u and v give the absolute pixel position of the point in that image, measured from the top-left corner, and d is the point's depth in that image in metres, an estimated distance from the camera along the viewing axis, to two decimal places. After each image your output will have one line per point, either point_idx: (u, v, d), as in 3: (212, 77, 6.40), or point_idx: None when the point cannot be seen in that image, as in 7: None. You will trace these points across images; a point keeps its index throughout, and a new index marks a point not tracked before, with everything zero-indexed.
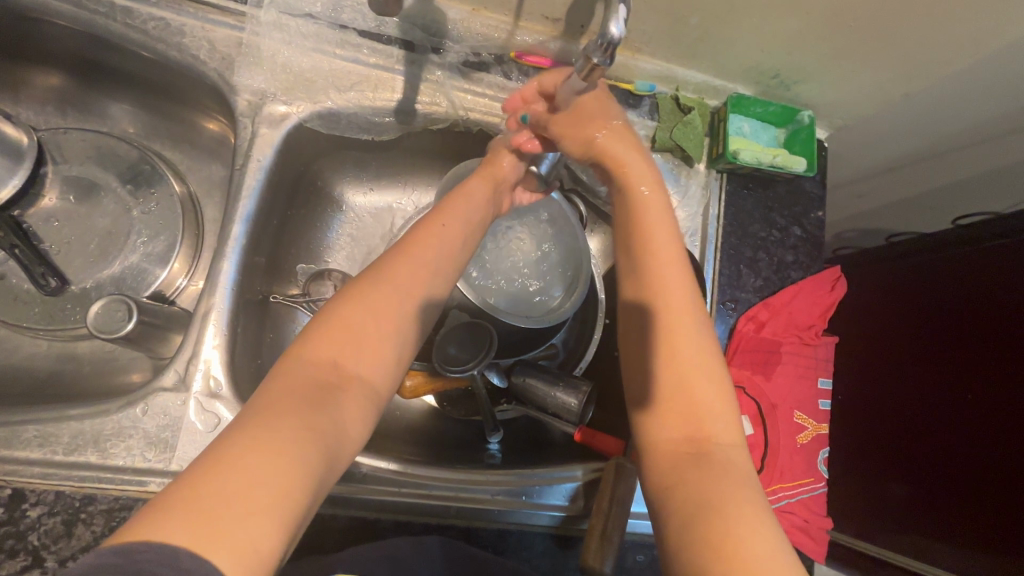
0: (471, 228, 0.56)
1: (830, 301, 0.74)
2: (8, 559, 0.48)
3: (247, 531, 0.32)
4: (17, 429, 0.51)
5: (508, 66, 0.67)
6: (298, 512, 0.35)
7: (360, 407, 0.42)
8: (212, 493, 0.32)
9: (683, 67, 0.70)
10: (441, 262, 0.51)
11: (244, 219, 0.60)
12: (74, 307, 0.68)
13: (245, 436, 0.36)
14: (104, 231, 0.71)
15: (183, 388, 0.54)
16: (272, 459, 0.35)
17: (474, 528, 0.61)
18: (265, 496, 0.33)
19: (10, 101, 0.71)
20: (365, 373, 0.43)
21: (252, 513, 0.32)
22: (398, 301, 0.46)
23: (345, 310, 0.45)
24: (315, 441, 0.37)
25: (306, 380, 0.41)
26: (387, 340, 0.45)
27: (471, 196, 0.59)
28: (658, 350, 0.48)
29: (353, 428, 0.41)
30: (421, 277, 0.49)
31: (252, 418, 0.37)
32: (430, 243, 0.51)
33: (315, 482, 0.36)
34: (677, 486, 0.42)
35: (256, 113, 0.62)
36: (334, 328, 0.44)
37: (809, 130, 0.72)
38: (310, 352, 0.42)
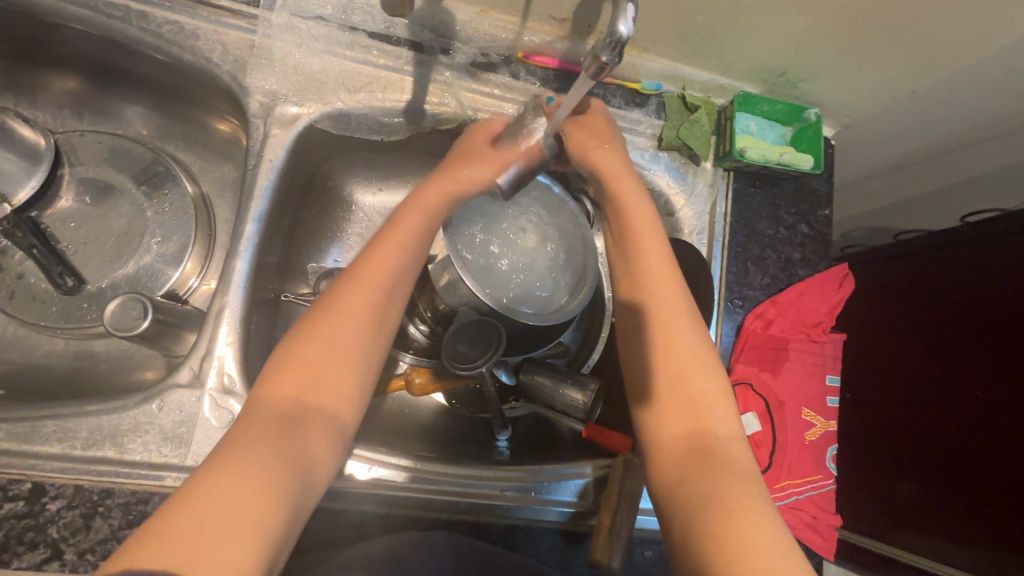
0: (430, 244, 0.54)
1: (837, 298, 0.74)
2: (29, 551, 0.49)
3: (222, 567, 0.33)
4: (36, 425, 0.52)
5: (515, 67, 0.67)
6: (271, 544, 0.36)
7: (328, 435, 0.44)
8: (183, 530, 0.34)
9: (690, 66, 0.70)
10: (398, 282, 0.50)
11: (257, 219, 0.61)
12: (90, 306, 0.69)
13: (212, 475, 0.36)
14: (119, 231, 0.72)
15: (198, 385, 0.55)
16: (238, 499, 0.36)
17: (484, 523, 0.62)
18: (234, 535, 0.34)
19: (28, 104, 0.73)
20: (331, 403, 0.44)
21: (225, 551, 0.34)
22: (355, 328, 0.46)
23: (309, 338, 0.45)
24: (283, 476, 0.39)
25: (269, 417, 0.41)
26: (349, 368, 0.45)
27: (424, 206, 0.55)
28: (660, 349, 0.49)
29: (322, 457, 0.43)
30: (376, 300, 0.48)
31: (218, 458, 0.38)
32: (384, 264, 0.49)
33: (285, 511, 0.38)
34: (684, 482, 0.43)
35: (268, 114, 0.63)
36: (294, 361, 0.44)
37: (817, 128, 0.72)
38: (273, 388, 0.43)
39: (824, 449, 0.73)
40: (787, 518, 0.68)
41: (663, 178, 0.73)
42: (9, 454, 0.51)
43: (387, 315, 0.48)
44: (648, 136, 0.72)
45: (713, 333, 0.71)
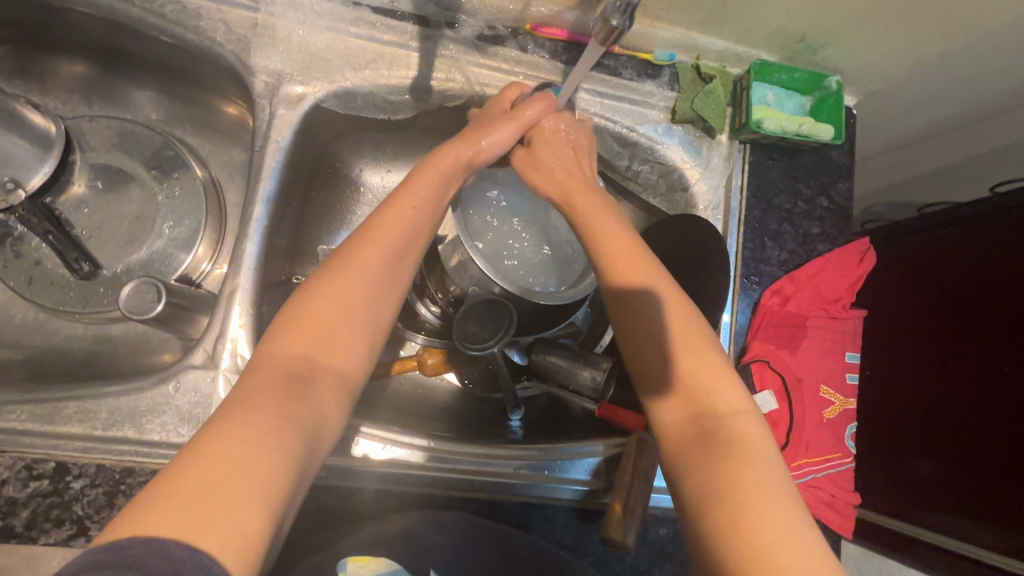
0: (443, 204, 0.53)
1: (859, 273, 0.72)
2: (55, 527, 0.50)
3: (232, 518, 0.32)
4: (57, 406, 0.53)
5: (524, 39, 0.66)
6: (281, 499, 0.35)
7: (337, 393, 0.43)
8: (194, 484, 0.33)
9: (705, 34, 0.67)
10: (410, 242, 0.49)
11: (266, 200, 0.61)
12: (106, 291, 0.70)
13: (219, 433, 0.36)
14: (131, 216, 0.72)
15: (212, 366, 0.56)
16: (248, 448, 0.35)
17: (497, 502, 0.62)
18: (244, 486, 0.34)
19: (38, 90, 0.73)
20: (339, 360, 0.43)
21: (236, 502, 0.33)
22: (364, 288, 0.45)
23: (313, 296, 0.44)
24: (294, 433, 0.38)
25: (279, 374, 0.40)
26: (359, 328, 0.44)
27: (435, 165, 0.53)
28: (660, 344, 0.47)
29: (331, 417, 0.42)
30: (388, 259, 0.47)
31: (228, 413, 0.37)
32: (395, 222, 0.48)
33: (296, 467, 0.37)
34: (699, 473, 0.41)
35: (274, 94, 0.62)
36: (303, 320, 0.43)
37: (838, 96, 0.70)
38: (280, 348, 0.42)
39: (844, 427, 0.71)
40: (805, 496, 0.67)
41: (676, 151, 0.71)
42: (32, 435, 0.52)
43: (395, 273, 0.47)
44: (661, 108, 0.70)
45: (728, 312, 0.69)
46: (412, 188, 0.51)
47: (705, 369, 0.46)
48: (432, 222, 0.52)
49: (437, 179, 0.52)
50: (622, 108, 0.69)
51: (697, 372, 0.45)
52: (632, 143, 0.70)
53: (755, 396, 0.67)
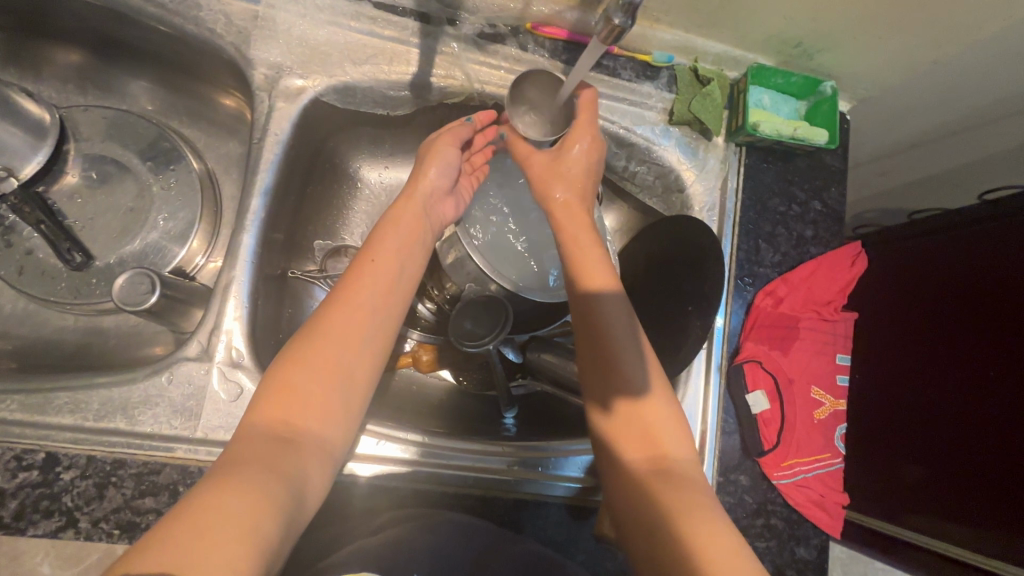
0: (412, 256, 0.55)
1: (849, 277, 0.73)
2: (44, 519, 0.50)
3: (225, 560, 0.32)
4: (48, 396, 0.52)
5: (523, 38, 0.66)
6: (270, 550, 0.35)
7: (319, 459, 0.44)
8: (186, 533, 0.33)
9: (702, 37, 0.68)
10: (382, 303, 0.50)
11: (263, 193, 0.60)
12: (98, 282, 0.69)
13: (208, 490, 0.36)
14: (126, 207, 0.72)
15: (206, 358, 0.55)
16: (238, 501, 0.35)
17: (491, 497, 0.62)
18: (234, 534, 0.34)
19: (32, 79, 0.72)
20: (318, 426, 0.44)
21: (225, 550, 0.33)
22: (340, 347, 0.47)
23: (292, 364, 0.45)
24: (281, 486, 0.39)
25: (262, 436, 0.42)
26: (337, 389, 0.46)
27: (404, 219, 0.57)
28: (630, 377, 0.52)
29: (314, 478, 0.43)
30: (364, 318, 0.49)
31: (217, 473, 0.38)
32: (366, 284, 0.50)
33: (283, 520, 0.37)
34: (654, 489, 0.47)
35: (273, 87, 0.62)
36: (281, 386, 0.44)
37: (832, 102, 0.71)
38: (262, 416, 0.43)
39: (833, 428, 0.72)
40: (795, 495, 0.67)
41: (673, 153, 0.71)
42: (22, 425, 0.51)
43: (372, 334, 0.49)
44: (658, 110, 0.71)
45: (722, 311, 0.70)
46: (378, 252, 0.53)
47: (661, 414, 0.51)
48: (405, 283, 0.53)
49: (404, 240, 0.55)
50: (621, 108, 0.70)
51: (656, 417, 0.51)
52: (629, 144, 0.71)
53: (747, 396, 0.68)
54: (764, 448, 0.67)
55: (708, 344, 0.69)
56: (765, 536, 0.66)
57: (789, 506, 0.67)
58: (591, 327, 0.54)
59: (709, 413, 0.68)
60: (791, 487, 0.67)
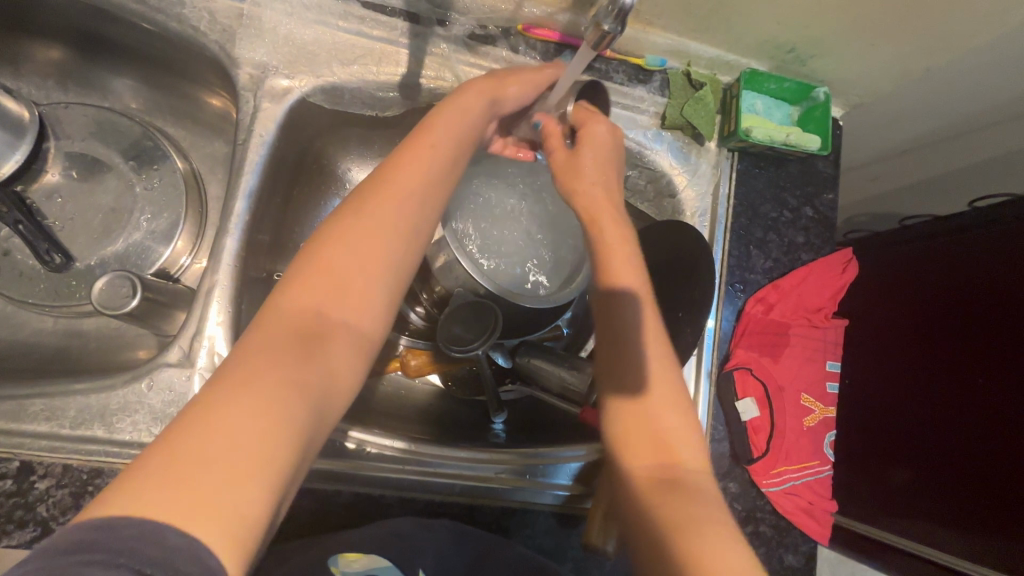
0: (463, 159, 0.51)
1: (840, 284, 0.73)
2: (18, 529, 0.49)
3: (235, 485, 0.31)
4: (23, 403, 0.51)
5: (515, 40, 0.65)
6: (283, 477, 0.33)
7: (351, 354, 0.41)
8: (199, 445, 0.31)
9: (695, 41, 0.68)
10: (425, 199, 0.47)
11: (247, 195, 0.59)
12: (79, 284, 0.68)
13: (227, 391, 0.34)
14: (108, 207, 0.70)
15: (188, 364, 0.54)
16: (258, 414, 0.34)
17: (477, 506, 0.61)
18: (249, 453, 0.32)
19: (11, 75, 0.71)
20: (352, 319, 0.42)
21: (239, 469, 0.31)
22: (364, 255, 0.43)
23: (326, 254, 0.42)
24: (298, 405, 0.36)
25: (294, 324, 0.40)
26: (374, 289, 0.43)
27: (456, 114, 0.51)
28: (635, 370, 0.49)
29: (344, 378, 0.41)
30: (390, 224, 0.45)
31: (228, 380, 0.35)
32: (399, 189, 0.46)
33: (303, 435, 0.36)
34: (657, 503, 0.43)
35: (258, 87, 0.61)
36: (316, 273, 0.42)
37: (825, 108, 0.70)
38: (295, 302, 0.41)
39: (823, 435, 0.72)
40: (783, 503, 0.67)
41: (665, 158, 0.71)
42: None
43: (411, 235, 0.45)
44: (651, 114, 0.70)
45: (713, 317, 0.69)
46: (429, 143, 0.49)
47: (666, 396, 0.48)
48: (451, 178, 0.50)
49: (454, 140, 0.49)
50: (614, 112, 0.69)
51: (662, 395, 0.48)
52: (622, 148, 0.70)
53: (738, 403, 0.67)
54: (753, 455, 0.66)
55: (699, 350, 0.68)
56: (753, 543, 0.66)
57: (778, 513, 0.67)
58: (606, 320, 0.51)
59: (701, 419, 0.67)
60: (779, 494, 0.67)
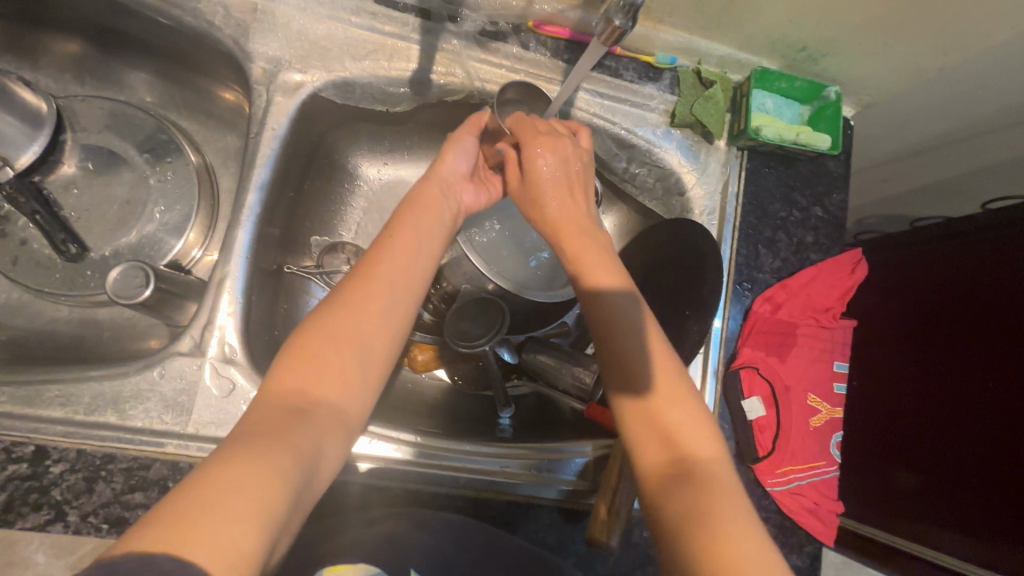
0: (437, 234, 0.54)
1: (850, 285, 0.73)
2: (32, 512, 0.50)
3: (228, 538, 0.31)
4: (39, 388, 0.52)
5: (525, 36, 0.65)
6: (278, 527, 0.34)
7: (336, 427, 0.42)
8: (195, 505, 0.32)
9: (706, 39, 0.68)
10: (406, 274, 0.49)
11: (259, 187, 0.60)
12: (93, 274, 0.69)
13: (221, 460, 0.35)
14: (122, 199, 0.71)
15: (199, 353, 0.55)
16: (249, 475, 0.35)
17: (482, 499, 0.61)
18: (242, 509, 0.33)
19: (30, 68, 0.72)
20: (335, 395, 0.43)
21: (233, 527, 0.32)
22: (361, 318, 0.46)
23: (310, 336, 0.44)
24: (293, 460, 0.38)
25: (279, 404, 0.41)
26: (356, 357, 0.45)
27: (424, 199, 0.55)
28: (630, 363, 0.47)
29: (330, 450, 0.41)
30: (385, 291, 0.48)
31: (228, 443, 0.37)
32: (379, 270, 0.48)
33: (293, 496, 0.36)
34: (671, 501, 0.41)
35: (271, 81, 0.61)
36: (301, 355, 0.43)
37: (836, 107, 0.70)
38: (281, 384, 0.42)
39: (829, 435, 0.71)
40: (788, 503, 0.66)
41: (674, 155, 0.71)
42: (13, 417, 0.51)
43: (393, 304, 0.48)
44: (660, 112, 0.70)
45: (720, 316, 0.69)
46: (405, 222, 0.52)
47: (677, 403, 0.46)
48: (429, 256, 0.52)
49: (423, 227, 0.53)
50: (622, 109, 0.69)
51: (674, 401, 0.46)
52: (630, 145, 0.70)
53: (743, 402, 0.67)
54: (758, 455, 0.66)
55: (705, 349, 0.68)
56: None
57: (783, 513, 0.66)
58: (596, 318, 0.49)
59: None
60: (784, 494, 0.66)
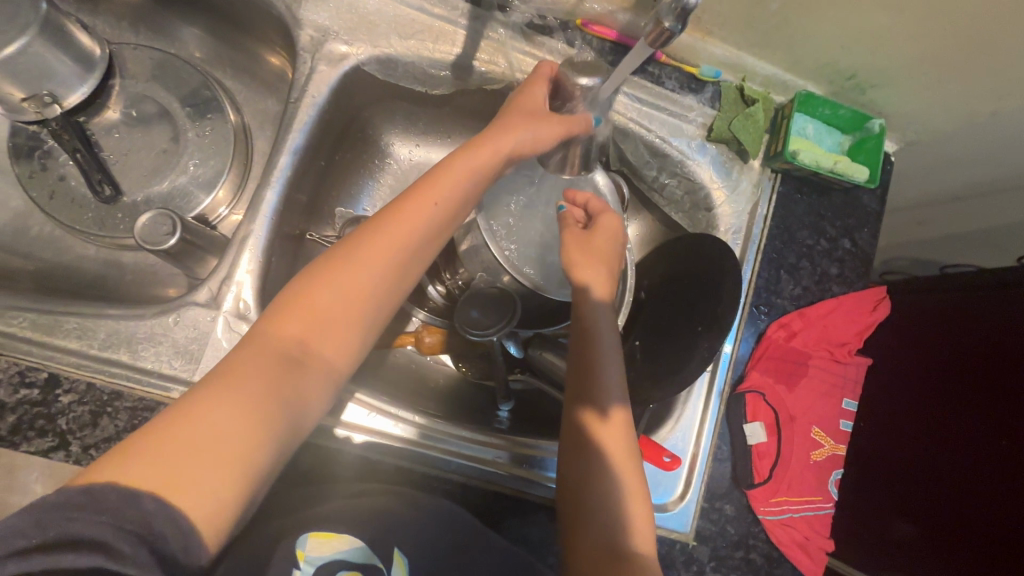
0: (469, 198, 0.53)
1: (869, 322, 0.71)
2: (38, 437, 0.51)
3: (200, 483, 0.35)
4: (58, 319, 0.53)
5: (572, 33, 0.66)
6: (252, 474, 0.38)
7: (324, 377, 0.44)
8: (169, 445, 0.35)
9: (753, 55, 0.67)
10: (423, 238, 0.49)
11: (292, 151, 0.61)
12: (124, 218, 0.71)
13: (203, 399, 0.38)
14: (160, 149, 0.73)
15: (214, 306, 0.56)
16: (227, 422, 0.37)
17: (471, 486, 0.61)
18: (217, 456, 0.36)
19: (89, 12, 0.74)
20: (331, 346, 0.44)
21: (205, 472, 0.35)
22: (367, 276, 0.46)
23: (316, 284, 0.45)
24: (274, 411, 0.40)
25: (275, 345, 0.42)
26: (355, 316, 0.45)
27: (469, 156, 0.52)
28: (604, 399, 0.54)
29: (317, 399, 0.44)
30: (395, 252, 0.48)
31: (214, 381, 0.39)
32: (397, 229, 0.48)
33: (269, 444, 0.39)
34: (593, 526, 0.52)
35: (317, 49, 0.62)
36: (301, 302, 0.44)
37: (878, 140, 0.69)
38: (278, 326, 0.43)
39: (829, 471, 0.70)
40: (779, 534, 0.65)
41: (706, 170, 0.70)
42: (30, 344, 0.52)
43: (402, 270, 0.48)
44: (698, 124, 0.69)
45: (733, 337, 0.68)
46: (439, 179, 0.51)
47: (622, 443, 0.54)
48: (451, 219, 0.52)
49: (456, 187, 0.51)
50: (660, 117, 0.68)
51: (620, 441, 0.54)
52: (663, 154, 0.69)
53: (745, 426, 0.66)
54: (754, 481, 0.64)
55: (713, 369, 0.67)
56: (742, 569, 0.63)
57: (772, 543, 0.65)
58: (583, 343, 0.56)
59: (707, 436, 0.65)
60: (776, 525, 0.64)
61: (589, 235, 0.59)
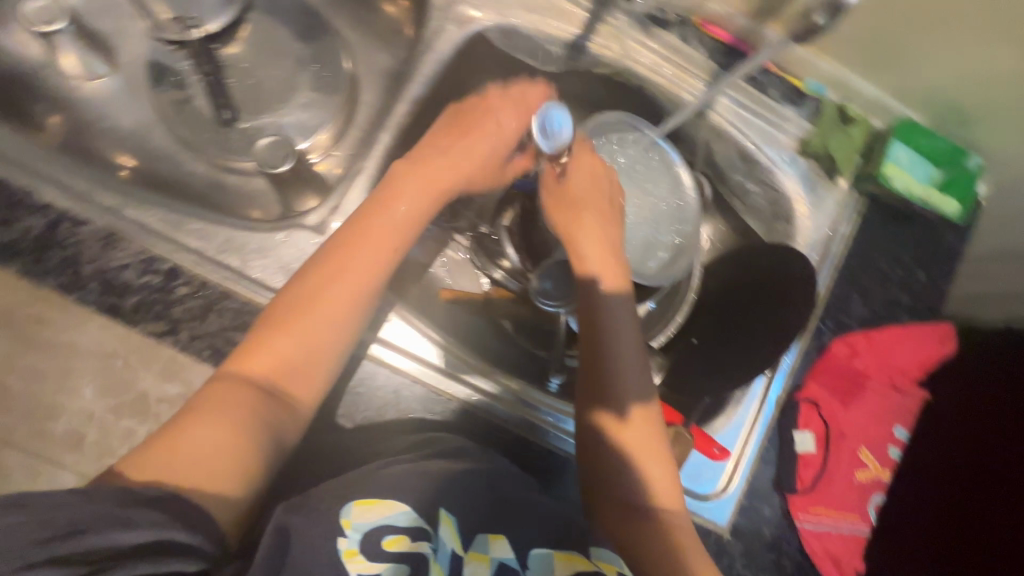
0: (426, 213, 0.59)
1: (932, 356, 0.71)
2: (151, 320, 0.55)
3: (211, 479, 0.42)
4: (183, 218, 0.58)
5: (688, 30, 0.68)
6: (255, 467, 0.45)
7: (312, 379, 0.50)
8: (177, 452, 0.42)
9: (860, 75, 0.68)
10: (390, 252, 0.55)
11: (410, 101, 0.65)
12: (236, 142, 0.76)
13: (202, 413, 0.45)
14: (277, 84, 0.78)
15: (321, 231, 0.60)
16: (227, 429, 0.44)
17: (527, 441, 0.62)
18: (221, 459, 0.43)
19: None
20: (314, 354, 0.50)
21: (217, 471, 0.42)
22: (342, 286, 0.52)
23: (292, 304, 0.51)
24: (265, 415, 0.47)
25: (260, 361, 0.49)
26: (336, 321, 0.51)
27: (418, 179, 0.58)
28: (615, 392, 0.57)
29: (305, 399, 0.50)
30: (366, 265, 0.53)
31: (205, 400, 0.46)
32: (362, 245, 0.54)
33: (265, 442, 0.46)
34: (628, 524, 0.54)
35: (448, 10, 0.66)
36: (285, 319, 0.50)
37: (969, 177, 0.71)
38: (262, 345, 0.49)
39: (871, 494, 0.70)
40: (812, 543, 0.66)
41: (792, 182, 0.71)
42: (156, 235, 0.57)
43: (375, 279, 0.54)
44: (792, 136, 0.70)
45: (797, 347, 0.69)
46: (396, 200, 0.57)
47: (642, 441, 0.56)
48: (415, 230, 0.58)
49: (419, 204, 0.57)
50: (756, 124, 0.70)
51: (636, 439, 0.56)
52: (753, 160, 0.71)
53: (796, 433, 0.68)
54: (795, 487, 0.66)
55: (772, 374, 0.69)
56: (771, 570, 0.65)
57: (804, 552, 0.66)
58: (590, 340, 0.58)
59: (756, 436, 0.67)
60: (810, 534, 0.65)
61: (564, 191, 0.62)
